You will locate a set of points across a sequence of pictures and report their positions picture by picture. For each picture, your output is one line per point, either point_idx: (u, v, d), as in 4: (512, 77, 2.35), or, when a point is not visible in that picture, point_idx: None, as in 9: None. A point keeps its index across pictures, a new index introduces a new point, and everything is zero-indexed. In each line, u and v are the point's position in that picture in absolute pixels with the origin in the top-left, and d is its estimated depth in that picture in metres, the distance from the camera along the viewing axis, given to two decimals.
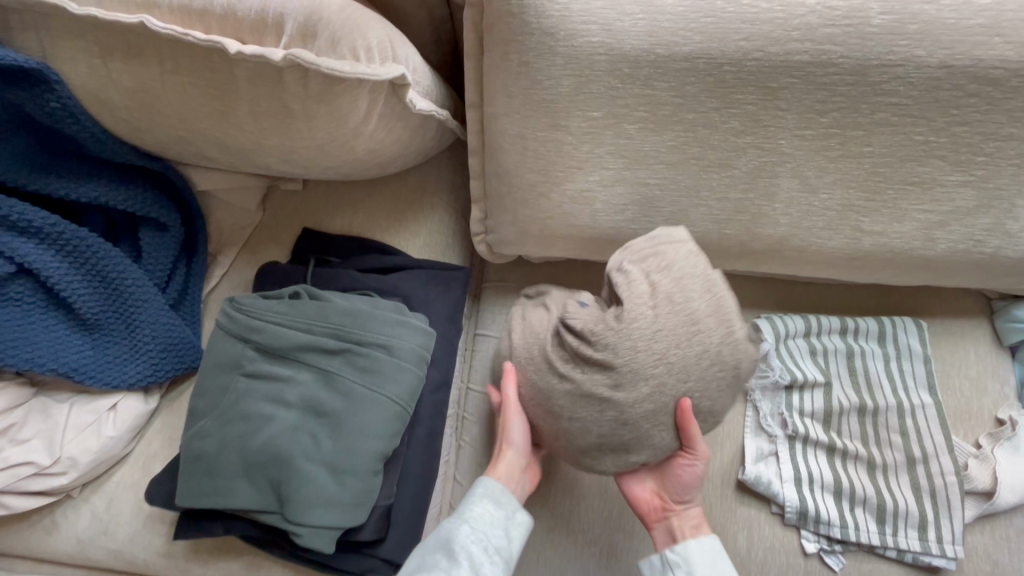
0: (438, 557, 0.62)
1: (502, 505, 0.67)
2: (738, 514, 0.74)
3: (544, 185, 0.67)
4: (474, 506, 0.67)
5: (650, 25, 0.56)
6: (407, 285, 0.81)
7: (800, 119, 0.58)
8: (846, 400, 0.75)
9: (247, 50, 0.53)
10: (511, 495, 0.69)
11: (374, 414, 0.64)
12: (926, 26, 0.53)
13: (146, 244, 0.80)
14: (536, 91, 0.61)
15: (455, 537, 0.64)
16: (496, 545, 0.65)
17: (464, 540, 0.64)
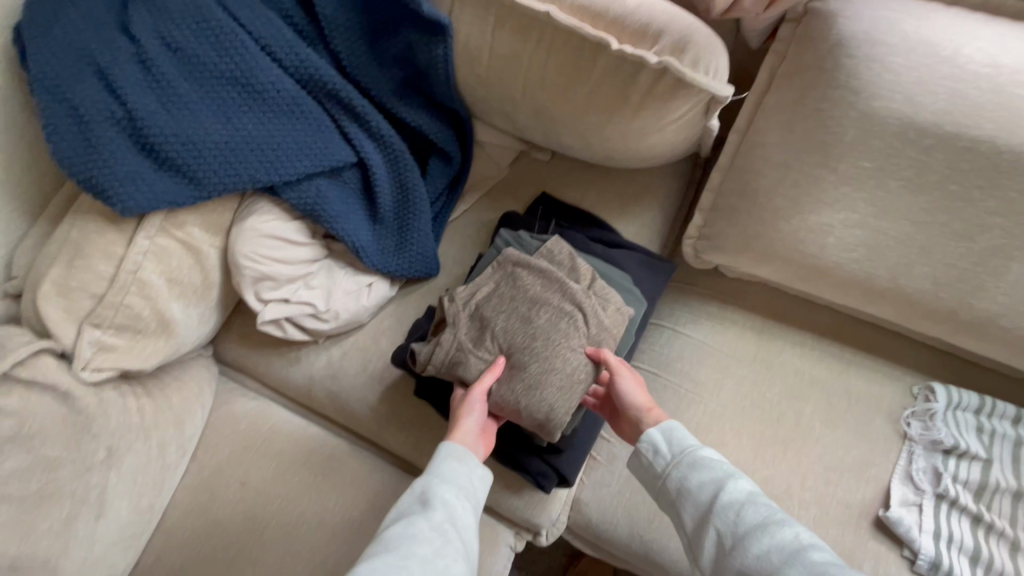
0: (435, 498, 0.66)
1: (466, 464, 0.70)
2: (869, 546, 0.81)
3: (787, 211, 0.78)
4: (452, 466, 0.69)
5: (949, 105, 0.67)
6: (624, 260, 0.96)
7: None
8: (1004, 480, 0.80)
9: (626, 50, 0.70)
10: (473, 455, 0.71)
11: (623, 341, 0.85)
12: None
13: (431, 170, 1.01)
14: (819, 134, 0.73)
15: (436, 488, 0.67)
16: (459, 500, 0.67)
17: (453, 489, 0.67)
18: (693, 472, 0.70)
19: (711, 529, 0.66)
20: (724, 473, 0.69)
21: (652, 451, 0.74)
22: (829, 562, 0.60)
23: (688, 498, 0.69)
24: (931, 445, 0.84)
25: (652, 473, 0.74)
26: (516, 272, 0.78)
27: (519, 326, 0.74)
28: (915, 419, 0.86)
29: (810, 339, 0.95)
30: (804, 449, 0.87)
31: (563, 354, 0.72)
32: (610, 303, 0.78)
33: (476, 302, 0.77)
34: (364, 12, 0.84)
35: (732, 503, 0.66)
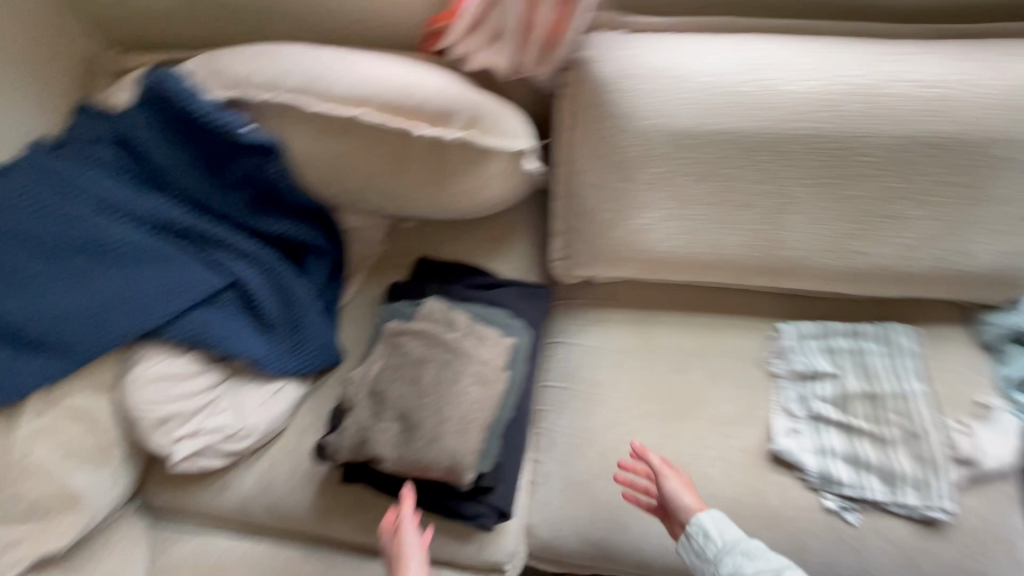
0: None
1: None
2: (770, 479, 0.93)
3: (614, 222, 0.91)
4: None
5: (693, 113, 0.81)
6: (505, 298, 1.05)
7: (805, 172, 0.81)
8: (854, 387, 0.95)
9: (427, 130, 0.80)
10: None
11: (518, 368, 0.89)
12: (890, 109, 0.76)
13: (310, 267, 1.06)
14: (615, 155, 0.86)
15: None
16: None
17: None
18: (744, 561, 0.79)
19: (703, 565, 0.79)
20: (762, 560, 0.79)
21: (702, 537, 0.81)
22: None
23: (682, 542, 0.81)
24: (795, 376, 0.98)
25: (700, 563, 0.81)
26: (402, 342, 0.86)
27: (410, 389, 0.80)
28: (777, 357, 1.00)
29: (681, 316, 1.07)
30: (699, 412, 0.99)
31: (452, 400, 0.78)
32: (491, 342, 0.85)
33: (370, 381, 0.83)
34: (196, 152, 0.91)
35: None
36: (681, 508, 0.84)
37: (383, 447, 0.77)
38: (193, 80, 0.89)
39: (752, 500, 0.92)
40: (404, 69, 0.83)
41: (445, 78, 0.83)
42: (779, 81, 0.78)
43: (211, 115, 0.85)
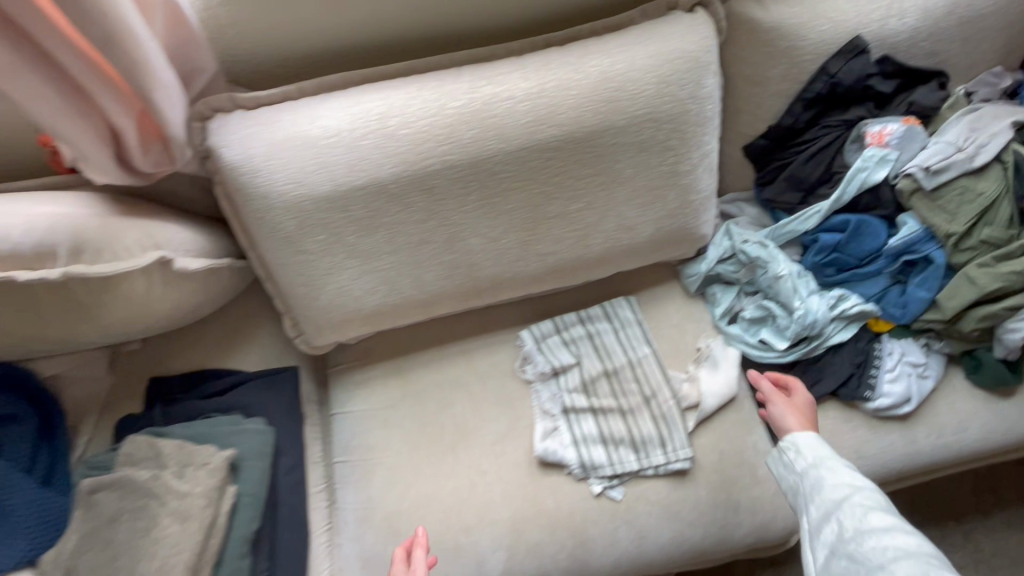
0: None
1: None
2: (545, 483, 0.96)
3: (312, 292, 0.89)
4: None
5: (328, 174, 0.79)
6: (244, 396, 0.99)
7: (458, 200, 0.84)
8: (593, 370, 1.00)
9: (32, 276, 0.72)
10: None
11: (253, 472, 0.86)
12: (501, 128, 0.80)
13: (7, 438, 0.93)
14: (275, 232, 0.83)
15: None
16: None
17: None
18: (829, 477, 0.76)
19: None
20: (846, 489, 0.74)
21: (794, 451, 0.82)
22: (826, 470, 0.77)
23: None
24: (544, 376, 1.02)
25: (786, 474, 0.83)
26: (96, 501, 0.79)
27: (108, 553, 0.77)
28: (526, 363, 1.04)
29: (437, 350, 1.08)
30: (470, 441, 1.00)
31: (150, 551, 0.75)
32: (197, 473, 0.80)
33: (66, 557, 0.77)
34: None
35: (838, 499, 0.73)
36: (784, 432, 0.88)
37: None
38: None
39: (533, 509, 0.94)
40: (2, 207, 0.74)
41: (57, 207, 0.75)
42: (395, 125, 0.79)
43: None
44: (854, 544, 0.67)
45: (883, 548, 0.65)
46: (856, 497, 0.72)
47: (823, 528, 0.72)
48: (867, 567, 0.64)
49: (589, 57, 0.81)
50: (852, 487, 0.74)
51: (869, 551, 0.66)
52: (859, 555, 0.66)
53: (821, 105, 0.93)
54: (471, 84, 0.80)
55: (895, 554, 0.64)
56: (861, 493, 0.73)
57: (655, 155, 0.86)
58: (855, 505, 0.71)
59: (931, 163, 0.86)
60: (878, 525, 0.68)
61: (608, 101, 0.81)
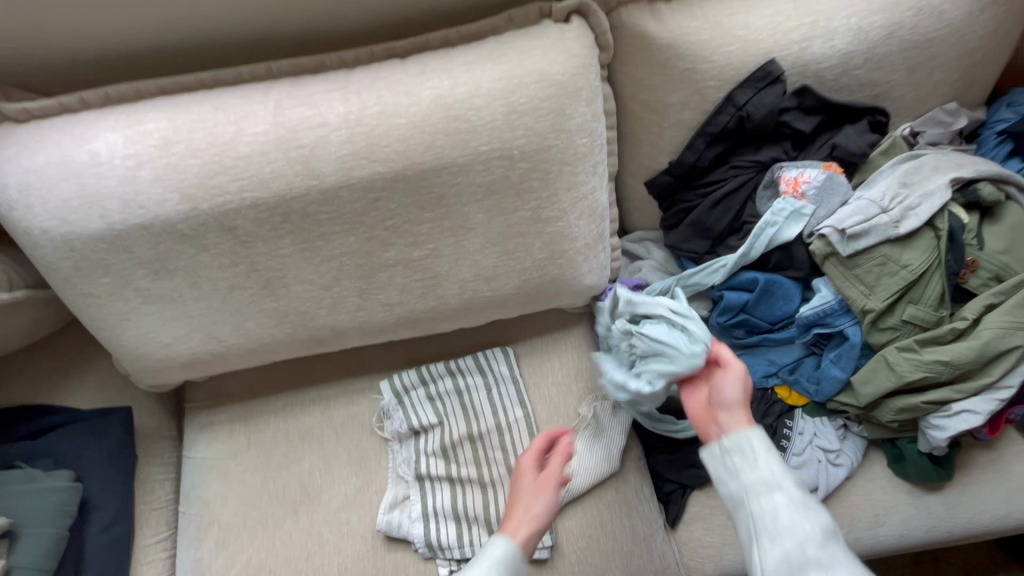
0: None
1: None
2: (388, 561, 0.84)
3: (112, 338, 0.77)
4: None
5: (100, 211, 0.66)
6: (63, 442, 0.88)
7: (269, 244, 0.70)
8: (456, 433, 0.88)
9: None
10: None
11: (33, 540, 0.75)
12: (307, 162, 0.66)
13: None
14: (50, 272, 0.70)
15: None
16: None
17: None
18: (756, 471, 0.56)
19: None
20: (760, 465, 0.57)
21: (730, 453, 0.58)
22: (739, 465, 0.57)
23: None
24: (401, 435, 0.89)
25: (716, 468, 0.59)
26: None
27: None
28: (385, 419, 0.91)
29: (292, 395, 0.96)
30: (313, 504, 0.88)
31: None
32: None
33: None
34: None
35: (775, 516, 0.54)
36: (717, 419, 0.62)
37: None
38: None
39: None
40: None
41: None
42: (181, 155, 0.65)
43: None
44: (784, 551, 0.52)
45: (814, 551, 0.52)
46: (779, 495, 0.55)
47: (748, 534, 0.55)
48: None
49: (424, 77, 0.67)
50: (768, 482, 0.56)
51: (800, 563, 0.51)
52: (787, 561, 0.52)
53: (728, 142, 0.77)
54: (276, 106, 0.66)
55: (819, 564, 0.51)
56: (785, 484, 0.55)
57: (509, 197, 0.71)
58: (782, 508, 0.54)
59: (847, 224, 0.71)
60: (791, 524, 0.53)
61: (442, 132, 0.66)
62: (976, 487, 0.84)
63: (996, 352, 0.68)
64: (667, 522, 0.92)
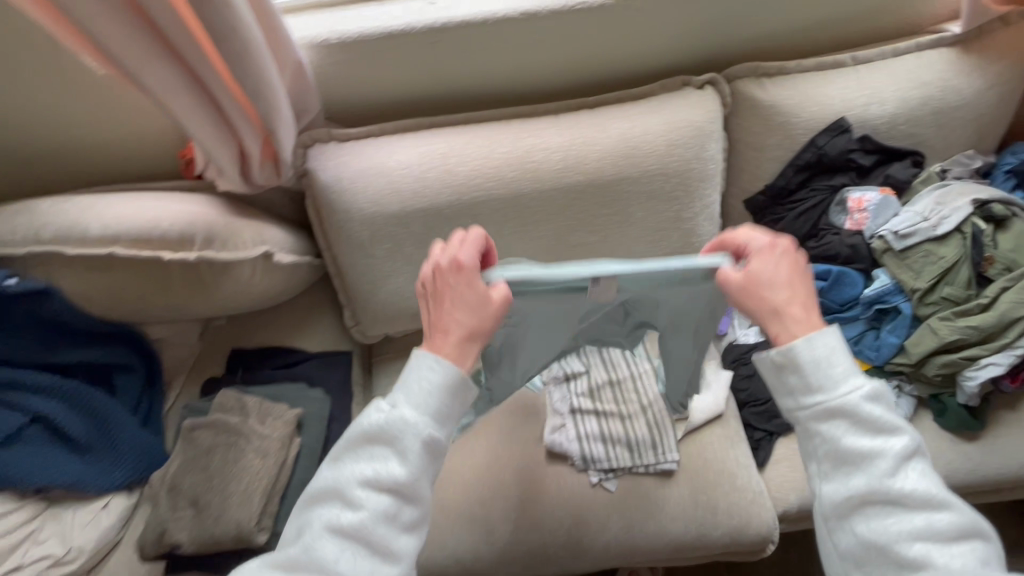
0: None
1: None
2: (550, 470, 1.12)
3: (373, 290, 1.10)
4: None
5: (398, 198, 1.00)
6: (310, 371, 1.19)
7: (498, 226, 1.03)
8: (599, 378, 1.17)
9: (175, 256, 0.94)
10: None
11: (313, 430, 1.05)
12: (536, 172, 1.00)
13: (120, 385, 1.16)
14: (350, 239, 1.04)
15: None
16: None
17: None
18: (847, 417, 0.60)
19: (387, 493, 0.59)
20: (867, 416, 0.59)
21: (811, 395, 0.61)
22: (824, 407, 0.61)
23: (405, 438, 0.60)
24: (556, 380, 1.18)
25: (802, 418, 0.62)
26: (196, 436, 0.97)
27: (200, 476, 0.93)
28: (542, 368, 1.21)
29: None
30: (489, 428, 1.17)
31: (236, 476, 0.92)
32: (275, 419, 0.98)
33: (170, 477, 0.95)
34: None
35: (865, 453, 0.58)
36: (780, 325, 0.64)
37: (177, 533, 0.89)
38: None
39: (539, 490, 1.11)
40: (152, 207, 0.98)
41: (188, 206, 0.99)
42: (454, 164, 1.00)
43: None
44: (877, 493, 0.58)
45: (901, 481, 0.57)
46: (873, 440, 0.59)
47: (822, 458, 0.61)
48: (870, 497, 0.58)
49: (612, 121, 1.01)
50: (871, 451, 0.58)
51: (891, 496, 0.57)
52: (872, 486, 0.58)
53: (811, 171, 1.09)
54: (516, 135, 1.01)
55: (912, 517, 0.57)
56: (880, 433, 0.59)
57: (661, 201, 1.04)
58: (872, 447, 0.58)
59: (900, 229, 1.04)
60: (881, 458, 0.58)
61: (624, 156, 1.00)
62: (1003, 437, 1.09)
63: (1012, 319, 0.97)
64: (756, 461, 1.18)
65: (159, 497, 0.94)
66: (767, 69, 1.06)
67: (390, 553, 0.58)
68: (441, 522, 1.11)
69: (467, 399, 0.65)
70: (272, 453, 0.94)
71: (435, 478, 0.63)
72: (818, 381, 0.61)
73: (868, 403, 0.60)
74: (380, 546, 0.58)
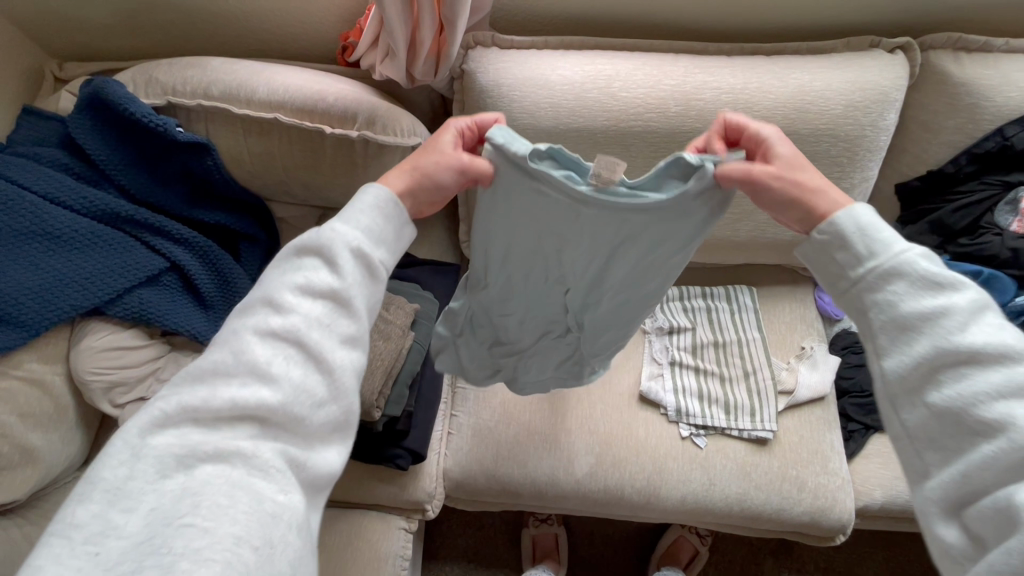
0: None
1: None
2: (639, 415, 1.13)
3: None
4: None
5: (555, 113, 0.98)
6: (420, 274, 1.19)
7: (645, 161, 1.01)
8: (705, 337, 1.15)
9: (335, 131, 0.98)
10: None
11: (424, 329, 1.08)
12: (701, 111, 0.96)
13: (244, 253, 1.19)
14: None
15: None
16: None
17: None
18: (901, 285, 0.50)
19: (321, 300, 0.54)
20: (940, 281, 0.49)
21: (869, 258, 0.52)
22: (886, 274, 0.51)
23: (337, 246, 0.55)
24: (659, 331, 1.17)
25: (869, 299, 0.52)
26: None
27: None
28: (647, 317, 1.19)
29: None
30: None
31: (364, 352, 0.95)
32: (396, 308, 1.02)
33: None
34: (134, 152, 1.03)
35: (921, 318, 0.49)
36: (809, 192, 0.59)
37: None
38: (128, 88, 1.01)
39: (624, 433, 1.12)
40: (314, 80, 1.01)
41: (350, 87, 1.03)
42: (617, 89, 0.97)
43: (147, 117, 0.97)
44: (948, 360, 0.47)
45: (983, 341, 0.46)
46: (957, 301, 0.48)
47: (881, 345, 0.51)
48: (957, 378, 0.47)
49: (790, 71, 0.96)
50: (949, 315, 0.48)
51: (964, 359, 0.46)
52: (936, 357, 0.47)
53: (985, 163, 1.03)
54: (686, 70, 0.97)
55: (995, 385, 0.45)
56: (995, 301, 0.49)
57: (822, 167, 0.99)
58: (922, 311, 0.49)
59: None
60: (945, 318, 0.48)
61: (796, 110, 0.95)
62: None
63: None
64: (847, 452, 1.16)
65: None
66: (969, 44, 0.98)
67: (328, 362, 0.51)
68: (526, 441, 1.14)
69: (403, 226, 0.62)
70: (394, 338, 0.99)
71: (376, 294, 0.58)
72: (868, 246, 0.53)
73: (920, 257, 0.51)
74: (313, 360, 0.51)
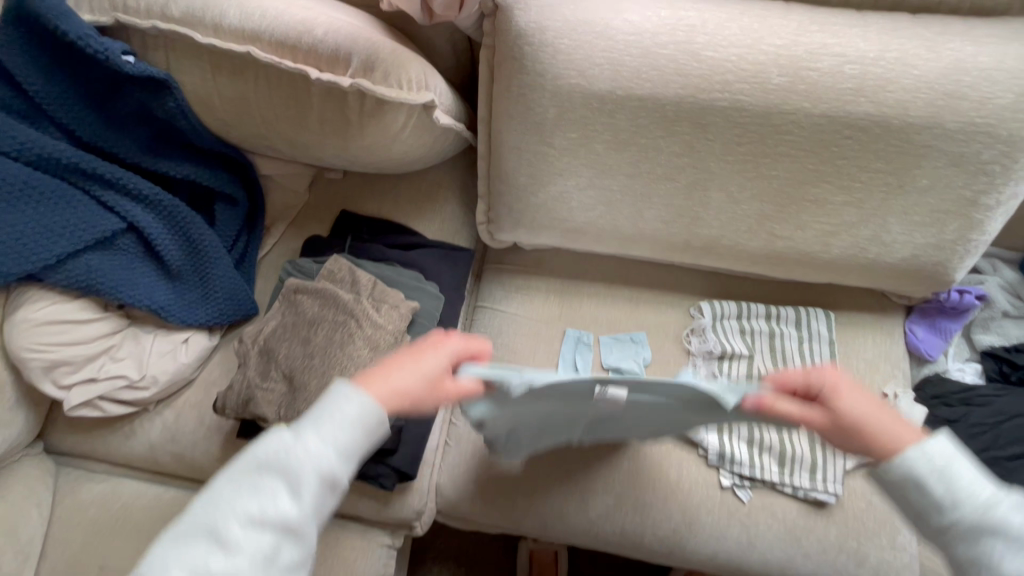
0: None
1: None
2: (672, 454, 0.94)
3: (533, 187, 0.87)
4: None
5: (613, 74, 0.74)
6: (425, 260, 0.99)
7: (723, 147, 0.77)
8: (764, 369, 0.94)
9: (323, 77, 0.75)
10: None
11: (423, 331, 0.89)
12: (812, 85, 0.71)
13: (219, 215, 0.99)
14: (530, 114, 0.80)
15: None
16: None
17: None
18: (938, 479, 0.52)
19: (270, 533, 0.47)
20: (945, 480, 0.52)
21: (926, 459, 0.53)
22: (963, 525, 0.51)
23: (302, 470, 0.48)
24: (708, 355, 0.97)
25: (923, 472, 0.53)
26: (302, 304, 0.84)
27: (299, 346, 0.81)
28: (694, 336, 0.99)
29: (606, 287, 1.05)
30: (611, 384, 0.99)
31: (341, 364, 0.78)
32: (389, 307, 0.83)
33: (263, 339, 0.83)
34: (78, 83, 0.83)
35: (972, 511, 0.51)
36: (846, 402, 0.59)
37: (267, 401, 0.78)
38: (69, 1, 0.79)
39: (652, 473, 0.94)
40: (303, 6, 0.78)
41: (350, 19, 0.79)
42: (700, 46, 0.72)
43: (83, 39, 0.76)
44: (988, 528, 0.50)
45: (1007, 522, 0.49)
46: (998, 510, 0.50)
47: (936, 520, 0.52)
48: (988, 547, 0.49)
49: (946, 38, 0.69)
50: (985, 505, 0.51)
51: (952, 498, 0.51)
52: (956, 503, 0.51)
53: None
54: (799, 25, 0.71)
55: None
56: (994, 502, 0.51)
57: (962, 174, 0.74)
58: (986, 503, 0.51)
59: None
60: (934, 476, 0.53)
61: (945, 94, 0.69)
62: None
63: None
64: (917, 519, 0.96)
65: (248, 355, 0.83)
66: None
67: None
68: (532, 467, 0.96)
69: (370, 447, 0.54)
70: (384, 345, 0.80)
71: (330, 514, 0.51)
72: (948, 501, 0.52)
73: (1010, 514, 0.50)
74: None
